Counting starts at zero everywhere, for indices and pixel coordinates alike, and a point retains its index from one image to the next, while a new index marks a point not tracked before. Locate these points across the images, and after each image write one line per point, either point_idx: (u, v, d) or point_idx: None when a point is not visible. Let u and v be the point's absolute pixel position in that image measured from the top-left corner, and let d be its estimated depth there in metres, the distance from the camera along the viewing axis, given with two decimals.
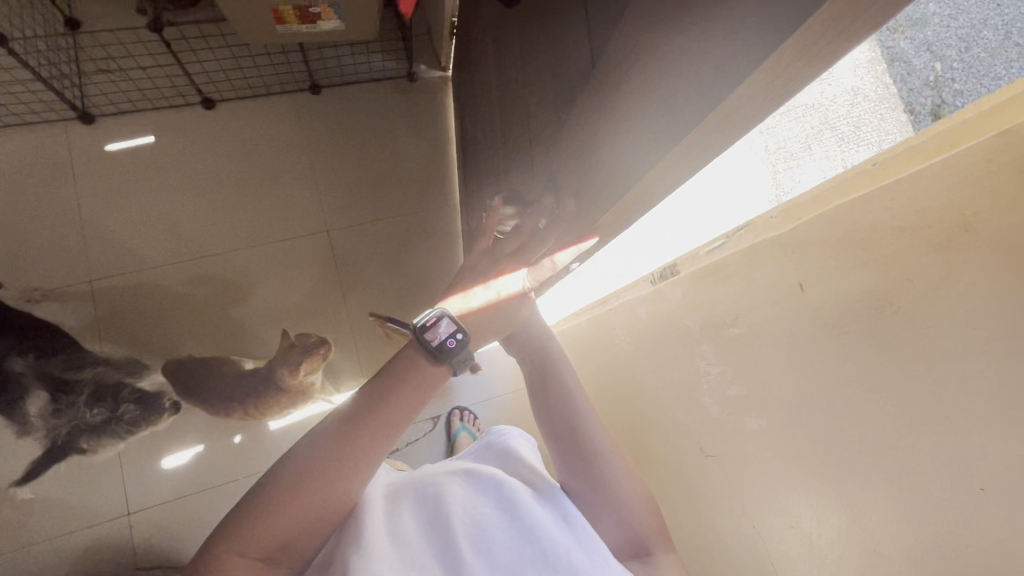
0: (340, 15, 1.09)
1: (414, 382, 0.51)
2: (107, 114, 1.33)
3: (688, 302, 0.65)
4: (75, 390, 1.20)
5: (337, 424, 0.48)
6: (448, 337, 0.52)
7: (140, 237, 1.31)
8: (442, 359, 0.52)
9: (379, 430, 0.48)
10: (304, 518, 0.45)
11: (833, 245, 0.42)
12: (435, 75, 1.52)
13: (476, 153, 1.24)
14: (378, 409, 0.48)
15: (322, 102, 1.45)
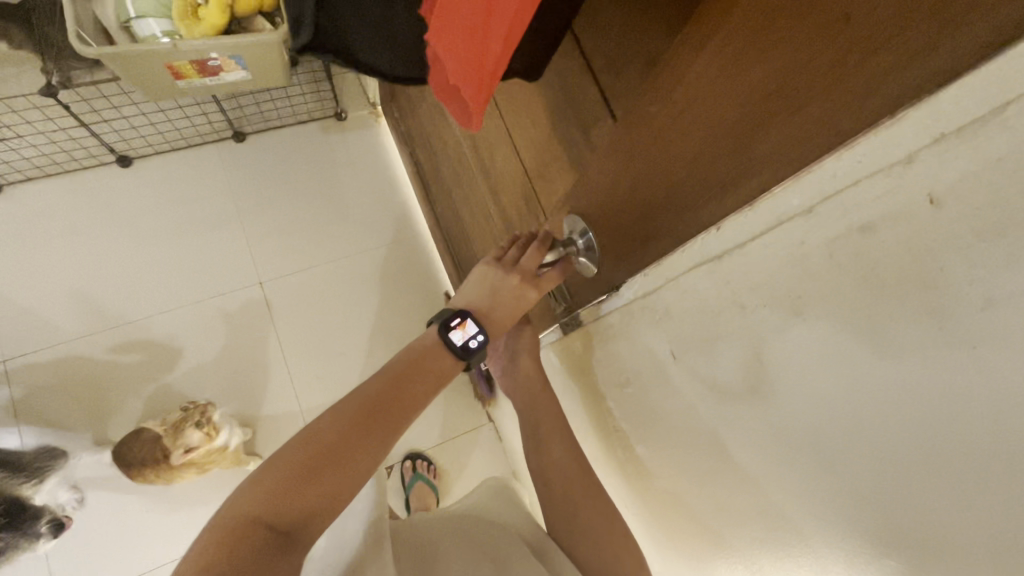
0: (243, 65, 1.06)
1: (432, 360, 0.52)
2: (14, 182, 1.27)
3: (589, 355, 0.65)
4: None
5: (351, 399, 0.48)
6: (470, 339, 0.53)
7: (59, 308, 1.24)
8: (466, 359, 0.53)
9: (394, 401, 0.49)
10: (319, 493, 0.43)
11: (708, 318, 0.46)
12: (365, 112, 1.50)
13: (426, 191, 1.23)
14: (393, 382, 0.50)
15: (248, 150, 1.41)
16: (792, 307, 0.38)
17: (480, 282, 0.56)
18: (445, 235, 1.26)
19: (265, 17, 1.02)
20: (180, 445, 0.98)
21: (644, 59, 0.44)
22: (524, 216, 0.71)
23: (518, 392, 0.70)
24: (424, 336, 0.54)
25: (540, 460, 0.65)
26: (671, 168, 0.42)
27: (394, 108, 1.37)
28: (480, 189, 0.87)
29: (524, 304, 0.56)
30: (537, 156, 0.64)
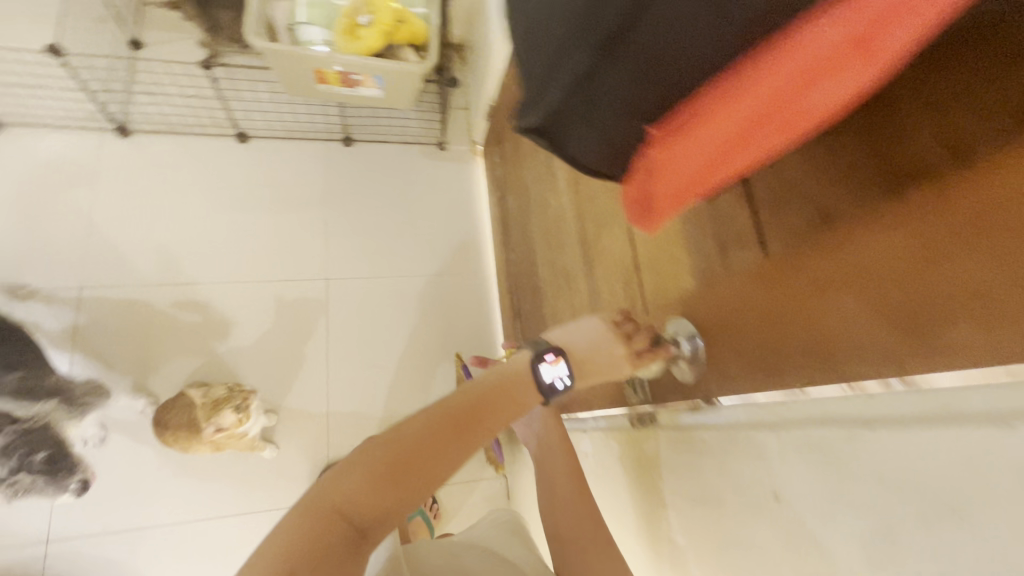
0: (381, 85, 1.13)
1: (517, 393, 0.52)
2: (143, 131, 1.37)
3: (663, 459, 0.61)
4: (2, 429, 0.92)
5: (439, 410, 0.47)
6: (558, 378, 0.54)
7: (143, 252, 1.31)
8: (546, 397, 0.53)
9: (477, 424, 0.48)
10: (395, 498, 0.44)
11: (827, 473, 0.42)
12: (466, 148, 1.58)
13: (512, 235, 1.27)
14: (480, 404, 0.49)
15: (352, 155, 1.49)
16: (949, 513, 0.33)
17: (580, 329, 0.58)
18: (512, 283, 1.29)
19: (412, 50, 1.10)
20: (212, 423, 0.99)
21: (814, 212, 0.45)
22: (615, 296, 0.73)
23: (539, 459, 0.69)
24: (511, 364, 0.54)
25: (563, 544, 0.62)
26: (820, 324, 0.44)
27: (497, 152, 1.43)
28: (570, 255, 0.89)
29: (614, 370, 0.57)
30: (650, 248, 0.65)
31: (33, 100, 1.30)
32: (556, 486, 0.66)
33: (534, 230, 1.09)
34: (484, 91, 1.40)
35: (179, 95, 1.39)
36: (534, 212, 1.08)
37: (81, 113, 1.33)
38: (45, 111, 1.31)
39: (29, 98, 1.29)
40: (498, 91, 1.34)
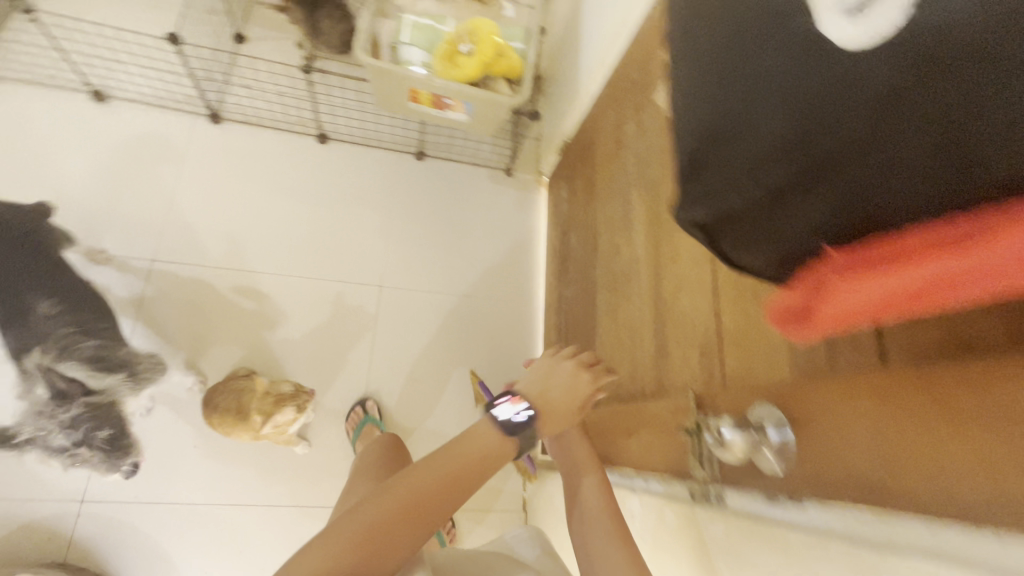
0: (468, 111, 1.16)
1: (490, 454, 0.54)
2: (233, 120, 1.43)
3: (728, 546, 0.57)
4: (74, 400, 1.00)
5: (411, 483, 0.50)
6: (517, 414, 0.57)
7: (214, 234, 1.36)
8: (513, 435, 0.56)
9: (451, 492, 0.51)
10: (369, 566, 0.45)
11: None
12: (531, 178, 1.60)
13: (572, 271, 1.28)
14: (453, 474, 0.51)
15: (422, 169, 1.53)
16: None
17: (543, 373, 0.66)
18: (563, 319, 1.29)
19: (507, 83, 1.12)
20: (276, 417, 1.06)
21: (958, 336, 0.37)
22: (685, 360, 0.72)
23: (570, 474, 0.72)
24: (479, 424, 0.56)
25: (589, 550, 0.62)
26: (897, 473, 0.39)
27: (564, 186, 1.45)
28: (637, 307, 0.89)
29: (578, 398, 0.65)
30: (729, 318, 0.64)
31: (141, 79, 1.38)
32: (584, 493, 0.69)
33: (599, 273, 1.09)
34: (561, 127, 1.43)
35: (272, 92, 1.45)
36: (602, 256, 1.09)
37: (180, 97, 1.40)
38: (148, 89, 1.39)
39: (138, 77, 1.38)
40: (575, 129, 1.37)
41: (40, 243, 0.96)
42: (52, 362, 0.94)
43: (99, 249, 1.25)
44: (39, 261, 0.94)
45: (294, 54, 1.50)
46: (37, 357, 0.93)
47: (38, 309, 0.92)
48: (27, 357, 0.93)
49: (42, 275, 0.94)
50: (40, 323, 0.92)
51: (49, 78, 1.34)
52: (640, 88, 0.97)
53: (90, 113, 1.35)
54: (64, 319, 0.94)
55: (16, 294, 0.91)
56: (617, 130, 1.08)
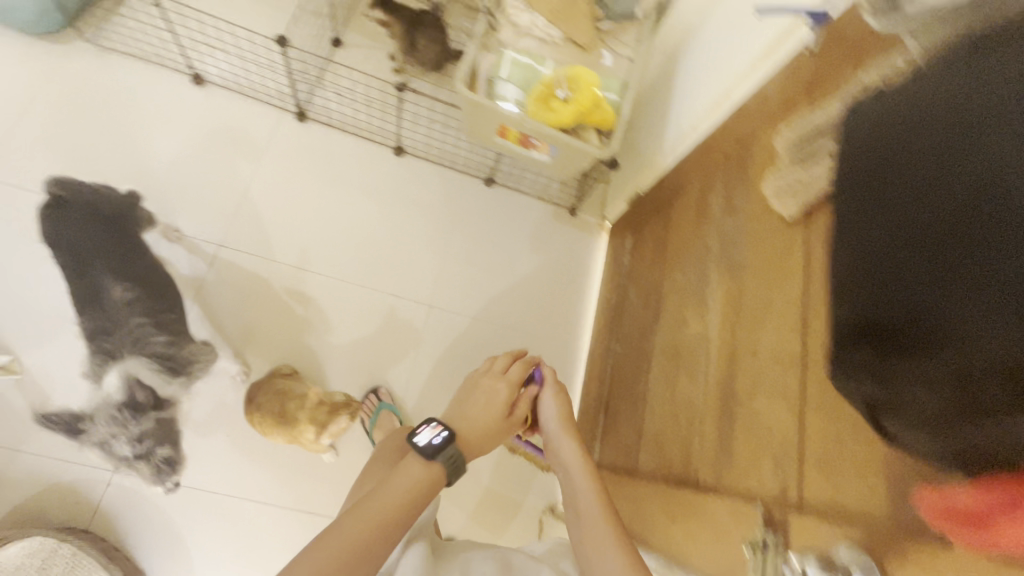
0: (552, 154, 1.16)
1: (423, 486, 0.68)
2: (318, 120, 1.47)
3: None
4: (145, 412, 1.12)
5: (358, 523, 0.62)
6: (432, 438, 0.71)
7: (282, 228, 1.39)
8: (435, 458, 0.70)
9: (385, 528, 0.63)
10: None
11: None
12: (594, 220, 1.59)
13: (626, 327, 1.26)
14: (392, 511, 0.64)
15: (489, 195, 1.53)
16: None
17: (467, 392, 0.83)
18: (609, 373, 1.27)
19: (597, 133, 1.12)
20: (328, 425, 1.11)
21: None
22: (752, 464, 0.69)
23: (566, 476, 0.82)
24: (411, 462, 0.70)
25: (584, 547, 0.74)
26: None
27: (629, 237, 1.43)
28: (700, 388, 0.87)
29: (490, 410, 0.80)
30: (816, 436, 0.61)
31: (239, 69, 1.43)
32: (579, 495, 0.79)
33: (658, 339, 1.07)
34: (636, 178, 1.41)
35: (359, 99, 1.48)
36: (664, 322, 1.07)
37: (272, 90, 1.44)
38: (244, 79, 1.43)
39: (237, 67, 1.42)
40: (651, 184, 1.35)
41: (123, 230, 1.03)
42: (128, 352, 1.08)
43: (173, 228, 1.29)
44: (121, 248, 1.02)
45: (385, 65, 1.53)
46: (114, 343, 1.07)
47: (113, 292, 1.01)
48: (106, 338, 1.07)
49: (121, 261, 1.01)
50: (115, 306, 1.02)
51: (155, 55, 1.40)
52: (735, 165, 0.95)
53: (187, 94, 1.40)
54: (137, 309, 1.04)
55: (98, 279, 1.00)
56: (701, 199, 1.06)
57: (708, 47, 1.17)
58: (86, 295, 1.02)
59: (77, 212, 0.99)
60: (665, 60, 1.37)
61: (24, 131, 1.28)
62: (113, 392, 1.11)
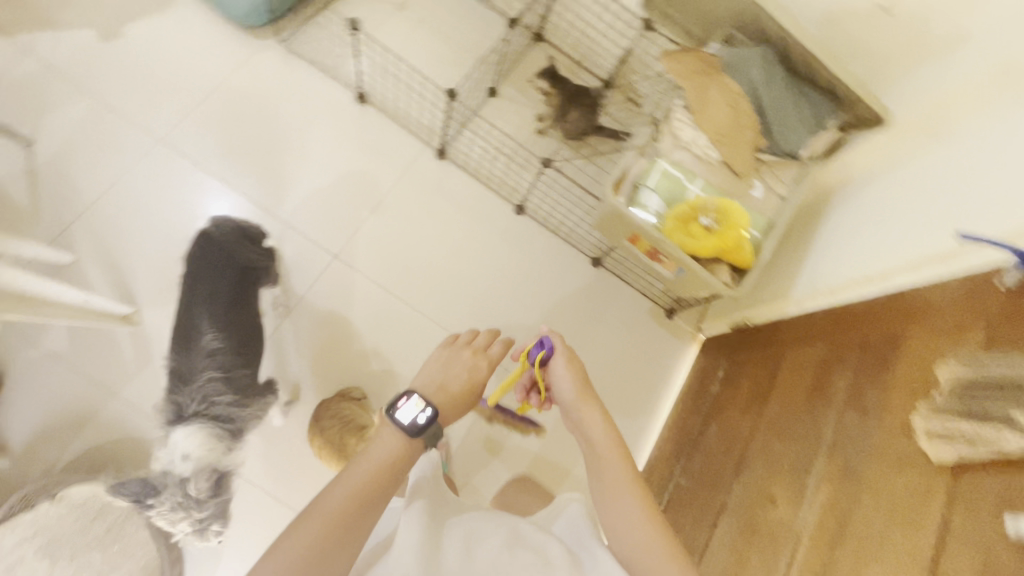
0: (678, 273, 1.15)
1: (398, 460, 0.72)
2: (454, 161, 1.52)
3: None
4: (212, 495, 1.02)
5: (343, 492, 0.67)
6: (415, 417, 0.74)
7: (393, 254, 1.44)
8: (416, 433, 0.73)
9: (363, 505, 0.67)
10: (318, 558, 0.63)
11: None
12: (689, 328, 1.54)
13: (698, 464, 1.20)
14: (373, 479, 0.69)
15: (593, 275, 1.52)
16: None
17: (441, 360, 0.86)
18: (666, 504, 1.22)
19: (729, 270, 1.09)
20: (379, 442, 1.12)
21: None
22: None
23: (586, 442, 0.79)
24: (389, 433, 0.74)
25: (608, 514, 0.73)
26: None
27: (721, 363, 1.37)
28: None
29: (470, 377, 0.85)
30: None
31: (399, 97, 1.51)
32: (604, 462, 0.76)
33: (733, 500, 1.01)
34: (748, 309, 1.35)
35: (498, 153, 1.51)
36: (744, 485, 1.01)
37: (422, 124, 1.51)
38: (401, 108, 1.51)
39: (398, 96, 1.51)
40: (764, 321, 1.29)
41: (249, 283, 1.12)
42: (192, 415, 1.03)
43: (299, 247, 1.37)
44: (230, 302, 1.09)
45: (531, 125, 1.56)
46: (183, 395, 1.04)
47: (204, 337, 1.06)
48: (178, 392, 1.05)
49: (223, 307, 1.08)
50: (201, 349, 1.06)
51: (333, 67, 1.50)
52: (873, 358, 0.88)
53: (348, 109, 1.50)
54: (216, 361, 1.05)
55: (199, 320, 1.07)
56: (820, 370, 1.00)
57: (871, 215, 1.10)
58: (184, 336, 1.08)
59: (215, 247, 1.11)
60: (814, 201, 1.31)
61: (205, 108, 1.42)
62: (178, 467, 1.00)
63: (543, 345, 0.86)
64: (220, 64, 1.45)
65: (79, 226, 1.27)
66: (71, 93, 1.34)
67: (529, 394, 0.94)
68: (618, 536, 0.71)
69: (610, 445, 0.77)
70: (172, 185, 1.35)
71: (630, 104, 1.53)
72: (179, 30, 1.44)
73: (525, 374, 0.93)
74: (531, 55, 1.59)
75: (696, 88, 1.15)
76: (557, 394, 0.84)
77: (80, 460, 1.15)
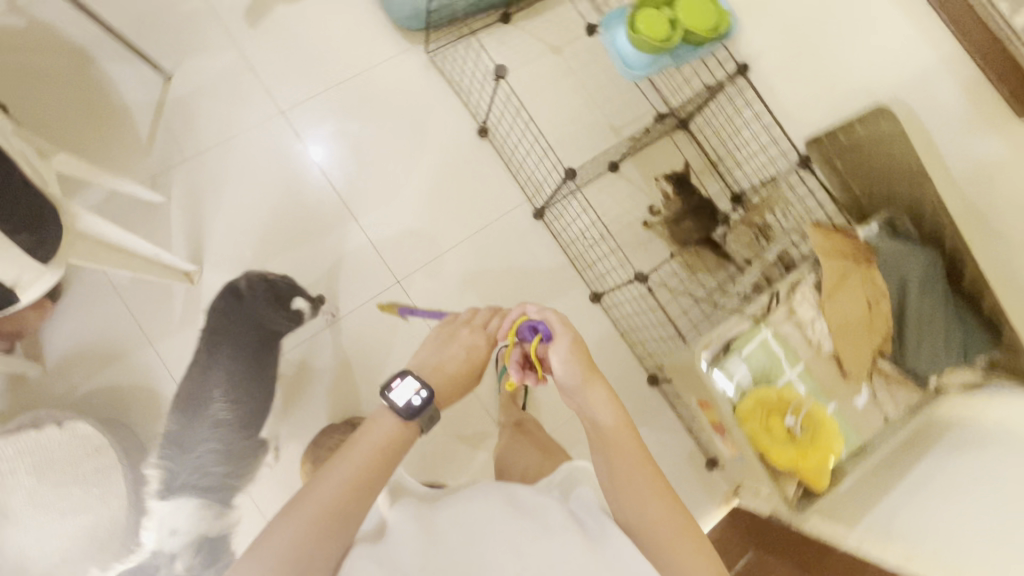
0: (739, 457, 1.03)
1: (398, 443, 0.66)
2: (549, 225, 1.45)
3: None
4: (204, 564, 1.16)
5: (339, 477, 0.60)
6: (412, 398, 0.68)
7: (454, 300, 1.38)
8: (412, 418, 0.67)
9: (360, 490, 0.60)
10: (316, 553, 0.56)
11: None
12: (725, 491, 1.38)
13: None
14: (369, 464, 0.62)
15: (644, 394, 1.40)
16: None
17: (438, 341, 0.82)
18: None
19: (799, 488, 0.97)
20: None
21: None
22: None
23: (593, 423, 0.71)
24: (385, 418, 0.67)
25: (616, 490, 0.66)
26: None
27: (748, 553, 1.20)
28: None
29: (468, 358, 0.81)
30: None
31: (521, 146, 1.47)
32: (614, 445, 0.68)
33: None
34: None
35: (595, 239, 1.43)
36: None
37: (533, 180, 1.46)
38: (520, 156, 1.47)
39: (520, 145, 1.46)
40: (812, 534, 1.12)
41: (266, 355, 1.21)
42: (181, 489, 1.17)
43: (369, 262, 1.35)
44: (243, 373, 1.18)
45: (641, 215, 1.47)
46: (177, 467, 1.16)
47: (215, 410, 1.16)
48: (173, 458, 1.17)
49: (240, 378, 1.18)
50: (206, 418, 1.16)
51: (468, 95, 1.47)
52: None
53: (466, 140, 1.46)
54: (217, 433, 1.16)
55: (211, 391, 1.17)
56: None
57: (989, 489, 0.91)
58: (189, 402, 1.17)
59: (242, 321, 1.21)
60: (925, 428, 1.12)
61: (336, 93, 1.42)
62: (166, 543, 1.15)
63: (538, 328, 0.83)
64: (364, 57, 1.44)
65: (181, 170, 1.30)
66: (222, 44, 1.38)
67: (524, 370, 0.91)
68: (627, 518, 0.64)
69: (617, 425, 0.69)
70: (276, 159, 1.36)
71: (755, 241, 1.34)
72: (341, 12, 1.45)
73: (515, 352, 0.89)
74: (666, 142, 1.49)
75: (836, 269, 0.99)
76: (560, 378, 0.77)
77: (102, 392, 1.18)
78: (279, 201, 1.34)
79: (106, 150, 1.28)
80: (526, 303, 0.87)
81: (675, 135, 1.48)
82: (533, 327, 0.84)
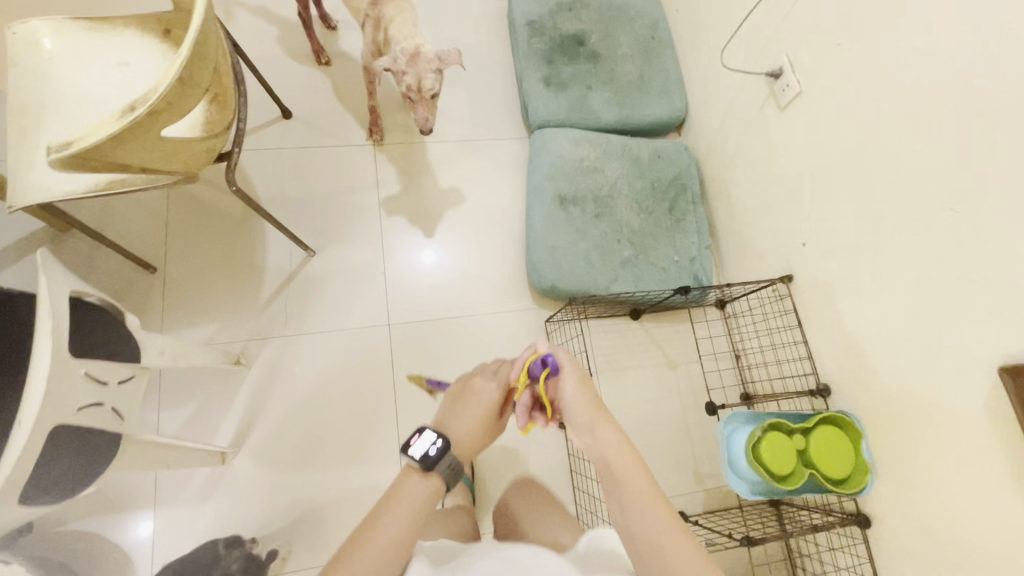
0: None
1: (427, 499, 0.68)
2: None
3: None
4: None
5: (377, 536, 0.63)
6: (429, 448, 0.70)
7: None
8: (435, 470, 0.69)
9: (399, 547, 0.63)
10: None
11: None
12: None
13: None
14: (401, 518, 0.65)
15: None
16: None
17: (457, 389, 0.82)
18: None
19: None
20: None
21: None
22: None
23: (605, 465, 0.72)
24: (413, 473, 0.70)
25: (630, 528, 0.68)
26: None
27: None
28: None
29: (488, 400, 0.79)
30: None
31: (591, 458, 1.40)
32: (627, 483, 0.70)
33: None
34: None
35: None
36: None
37: (590, 495, 1.38)
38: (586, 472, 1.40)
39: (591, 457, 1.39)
40: None
41: None
42: None
43: None
44: None
45: None
46: None
47: None
48: None
49: None
50: None
51: None
52: None
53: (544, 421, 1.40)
54: None
55: None
56: None
57: None
58: None
59: None
60: None
61: (445, 325, 1.42)
62: None
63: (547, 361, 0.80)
64: (486, 298, 1.47)
65: (275, 343, 1.33)
66: (370, 239, 1.46)
67: (533, 413, 0.81)
68: (643, 549, 0.66)
69: (626, 462, 0.71)
70: (360, 369, 1.35)
71: None
72: (487, 253, 1.51)
73: (525, 393, 0.79)
74: (743, 556, 1.34)
75: None
76: (569, 415, 0.78)
77: (85, 535, 1.15)
78: (341, 410, 1.32)
79: (226, 298, 1.35)
80: (531, 344, 0.84)
81: (751, 549, 1.34)
82: (541, 363, 0.80)
